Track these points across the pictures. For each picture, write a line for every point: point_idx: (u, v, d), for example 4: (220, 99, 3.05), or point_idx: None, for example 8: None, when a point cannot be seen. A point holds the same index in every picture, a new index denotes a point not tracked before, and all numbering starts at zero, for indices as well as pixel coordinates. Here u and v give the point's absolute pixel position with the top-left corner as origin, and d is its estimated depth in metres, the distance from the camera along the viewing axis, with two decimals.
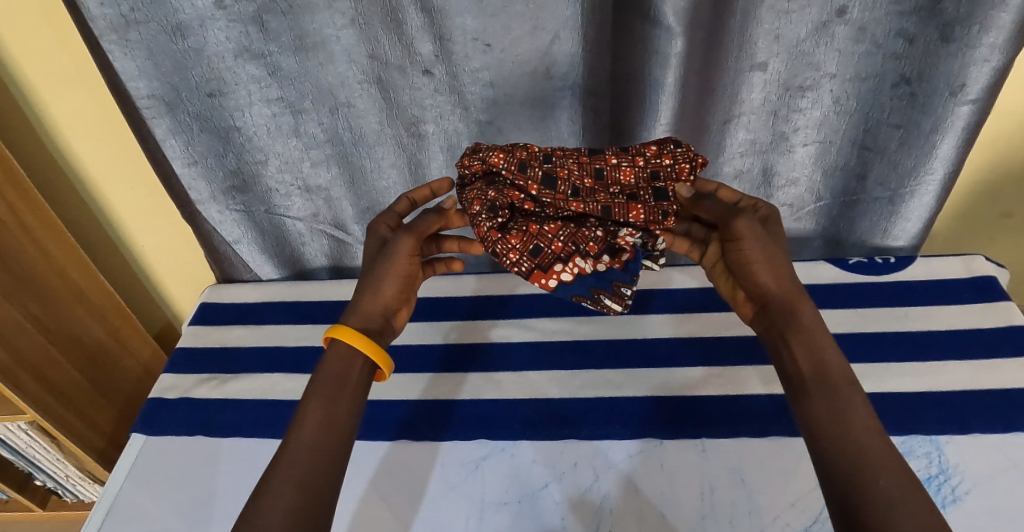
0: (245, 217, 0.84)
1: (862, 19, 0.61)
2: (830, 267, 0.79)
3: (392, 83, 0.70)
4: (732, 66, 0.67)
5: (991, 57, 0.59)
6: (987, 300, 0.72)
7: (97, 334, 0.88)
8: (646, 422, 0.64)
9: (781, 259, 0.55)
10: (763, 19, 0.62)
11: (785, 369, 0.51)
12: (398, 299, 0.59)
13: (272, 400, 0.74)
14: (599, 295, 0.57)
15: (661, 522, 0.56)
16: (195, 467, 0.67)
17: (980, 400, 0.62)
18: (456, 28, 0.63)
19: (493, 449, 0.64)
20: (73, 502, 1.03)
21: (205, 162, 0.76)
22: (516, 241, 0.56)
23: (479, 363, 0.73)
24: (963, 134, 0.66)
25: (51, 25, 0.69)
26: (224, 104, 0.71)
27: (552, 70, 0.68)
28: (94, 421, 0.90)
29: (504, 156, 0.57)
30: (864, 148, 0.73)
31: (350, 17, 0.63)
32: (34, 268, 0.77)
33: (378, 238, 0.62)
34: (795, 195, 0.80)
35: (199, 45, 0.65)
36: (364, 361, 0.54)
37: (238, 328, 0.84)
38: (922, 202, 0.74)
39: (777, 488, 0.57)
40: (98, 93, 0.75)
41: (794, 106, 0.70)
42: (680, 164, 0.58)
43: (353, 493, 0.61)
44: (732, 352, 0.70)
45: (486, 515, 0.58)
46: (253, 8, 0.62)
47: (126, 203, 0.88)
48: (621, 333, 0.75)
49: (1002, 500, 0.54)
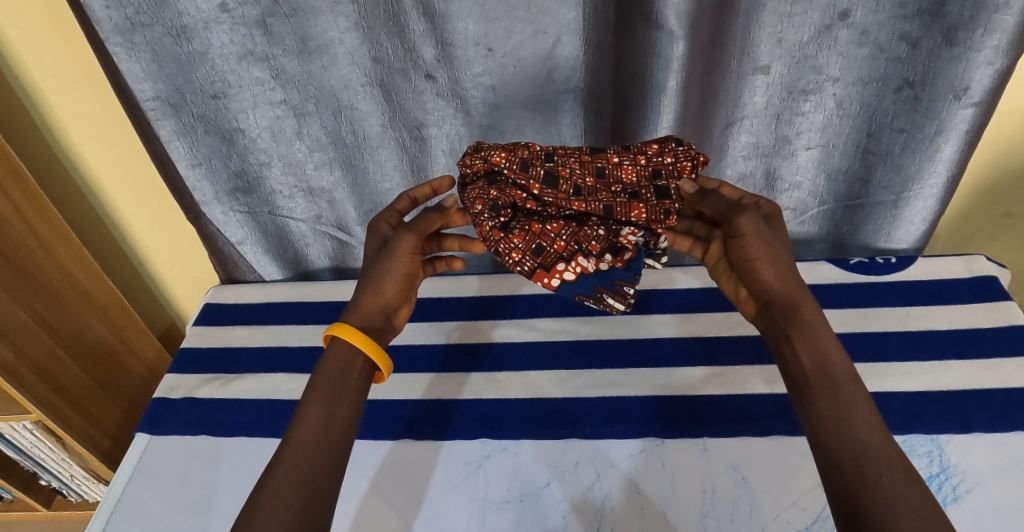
0: (250, 219, 0.84)
1: (865, 22, 0.61)
2: (830, 267, 0.79)
3: (394, 87, 0.70)
4: (734, 69, 0.67)
5: (993, 59, 0.59)
6: (988, 300, 0.72)
7: (102, 334, 0.89)
8: (647, 421, 0.64)
9: (783, 255, 0.55)
10: (764, 22, 0.62)
11: (787, 366, 0.51)
12: (398, 297, 0.59)
13: (274, 399, 0.74)
14: (602, 294, 0.57)
15: (661, 521, 0.56)
16: (199, 466, 0.68)
17: (981, 399, 0.62)
18: (458, 33, 0.64)
19: (494, 449, 0.64)
20: (78, 501, 1.04)
21: (209, 164, 0.76)
22: (519, 240, 0.57)
23: (481, 363, 0.74)
24: (966, 137, 0.66)
25: (58, 29, 0.70)
26: (228, 107, 0.71)
27: (553, 74, 0.68)
28: (99, 421, 0.91)
29: (505, 155, 0.58)
30: (867, 151, 0.73)
31: (353, 20, 0.63)
32: (38, 266, 0.77)
33: (380, 237, 0.63)
34: (798, 199, 0.81)
35: (203, 48, 0.66)
36: (364, 359, 0.54)
37: (241, 328, 0.85)
38: (926, 205, 0.75)
39: (777, 487, 0.57)
40: (103, 94, 0.76)
41: (797, 109, 0.70)
42: (682, 163, 0.59)
43: (355, 492, 0.61)
44: (733, 352, 0.70)
45: (488, 514, 0.58)
46: (257, 11, 0.63)
47: (131, 205, 0.88)
48: (621, 333, 0.75)
49: (1003, 498, 0.54)
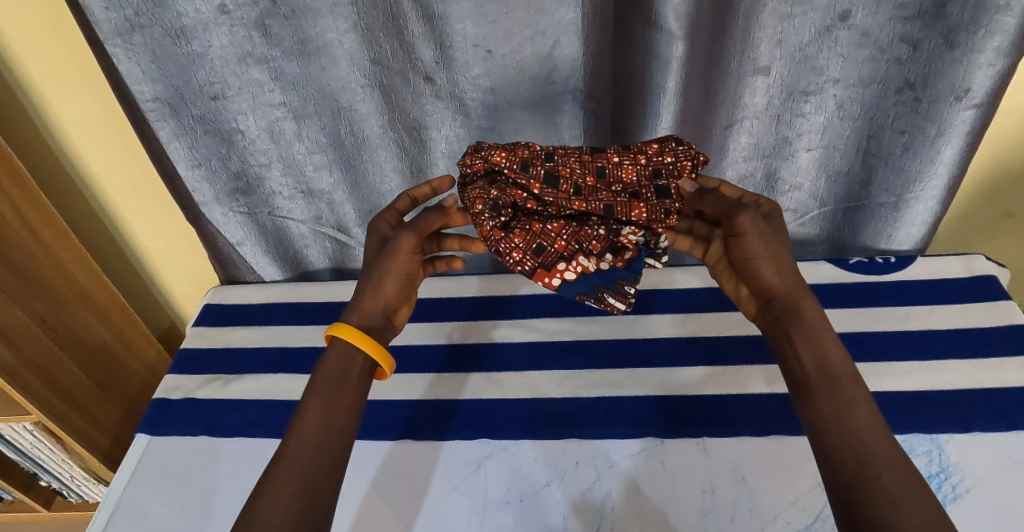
0: (249, 220, 0.84)
1: (865, 23, 0.62)
2: (830, 267, 0.79)
3: (394, 88, 0.70)
4: (733, 70, 0.67)
5: (994, 60, 0.59)
6: (988, 300, 0.72)
7: (101, 334, 0.88)
8: (647, 421, 0.64)
9: (783, 254, 0.55)
10: (764, 23, 0.62)
11: (788, 365, 0.51)
12: (399, 297, 0.59)
13: (274, 400, 0.74)
14: (603, 294, 0.57)
15: (661, 521, 0.56)
16: (199, 466, 0.68)
17: (980, 398, 0.62)
18: (457, 34, 0.64)
19: (494, 449, 0.64)
20: (78, 502, 1.04)
21: (208, 165, 0.76)
22: (519, 240, 0.57)
23: (481, 363, 0.74)
24: (967, 139, 0.66)
25: (58, 31, 0.70)
26: (227, 108, 0.71)
27: (553, 75, 0.69)
28: (99, 422, 0.91)
29: (506, 155, 0.58)
30: (868, 153, 0.73)
31: (353, 21, 0.63)
32: (37, 267, 0.77)
33: (380, 236, 0.63)
34: (799, 200, 0.81)
35: (202, 49, 0.66)
36: (364, 358, 0.54)
37: (241, 329, 0.85)
38: (926, 206, 0.75)
39: (777, 486, 0.57)
40: (102, 94, 0.76)
41: (798, 111, 0.70)
42: (682, 162, 0.59)
43: (355, 493, 0.61)
44: (733, 352, 0.71)
45: (488, 514, 0.58)
46: (257, 12, 0.63)
47: (130, 205, 0.88)
48: (622, 333, 0.75)
49: (1002, 498, 0.54)
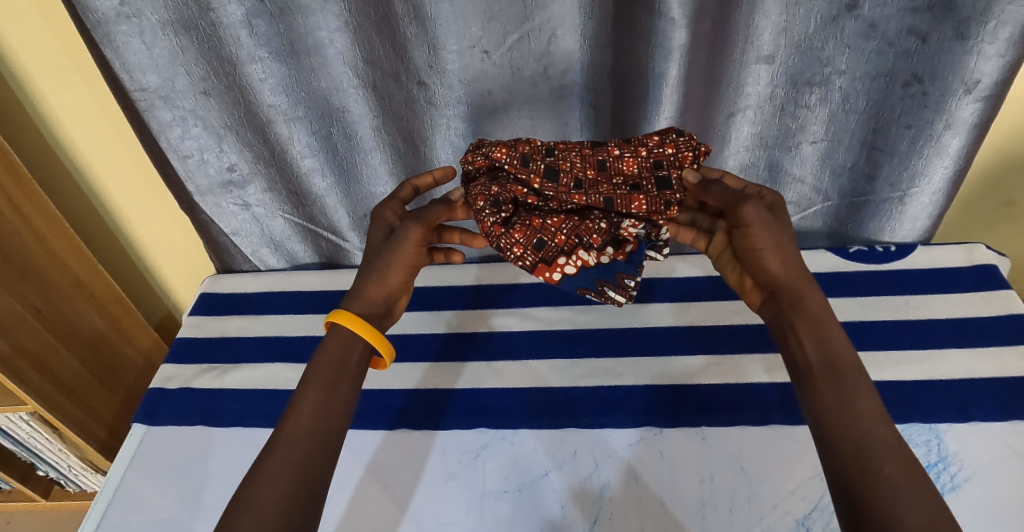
0: (246, 211, 0.83)
1: (873, 15, 0.60)
2: (831, 255, 0.79)
3: (386, 91, 0.69)
4: (737, 57, 0.65)
5: (1003, 51, 0.58)
6: (989, 288, 0.72)
7: (96, 323, 0.88)
8: (646, 410, 0.64)
9: (788, 245, 0.55)
10: (768, 10, 0.61)
11: (792, 357, 0.51)
12: (401, 286, 0.58)
13: (270, 389, 0.74)
14: (603, 287, 0.57)
15: (660, 510, 0.56)
16: (196, 458, 0.67)
17: (978, 387, 0.62)
18: (452, 37, 0.63)
19: (492, 438, 0.64)
20: (76, 491, 1.04)
21: (202, 157, 0.75)
22: (519, 235, 0.56)
23: (480, 352, 0.73)
24: (973, 131, 0.66)
25: (46, 17, 0.68)
26: (218, 102, 0.70)
27: (550, 70, 0.67)
28: (94, 411, 0.90)
29: (506, 151, 0.58)
30: (874, 147, 0.72)
31: (343, 20, 0.62)
32: (35, 260, 0.77)
33: (385, 226, 0.61)
34: (801, 193, 0.80)
35: (192, 42, 0.64)
36: (364, 345, 0.54)
37: (238, 318, 0.84)
38: (930, 199, 0.75)
39: (776, 476, 0.57)
40: (93, 82, 0.74)
41: (801, 102, 0.69)
42: (683, 153, 0.58)
43: (349, 483, 0.61)
44: (732, 341, 0.70)
45: (487, 504, 0.58)
46: (244, 11, 0.61)
47: (125, 193, 0.87)
48: (621, 322, 0.75)
49: (1001, 488, 0.54)
